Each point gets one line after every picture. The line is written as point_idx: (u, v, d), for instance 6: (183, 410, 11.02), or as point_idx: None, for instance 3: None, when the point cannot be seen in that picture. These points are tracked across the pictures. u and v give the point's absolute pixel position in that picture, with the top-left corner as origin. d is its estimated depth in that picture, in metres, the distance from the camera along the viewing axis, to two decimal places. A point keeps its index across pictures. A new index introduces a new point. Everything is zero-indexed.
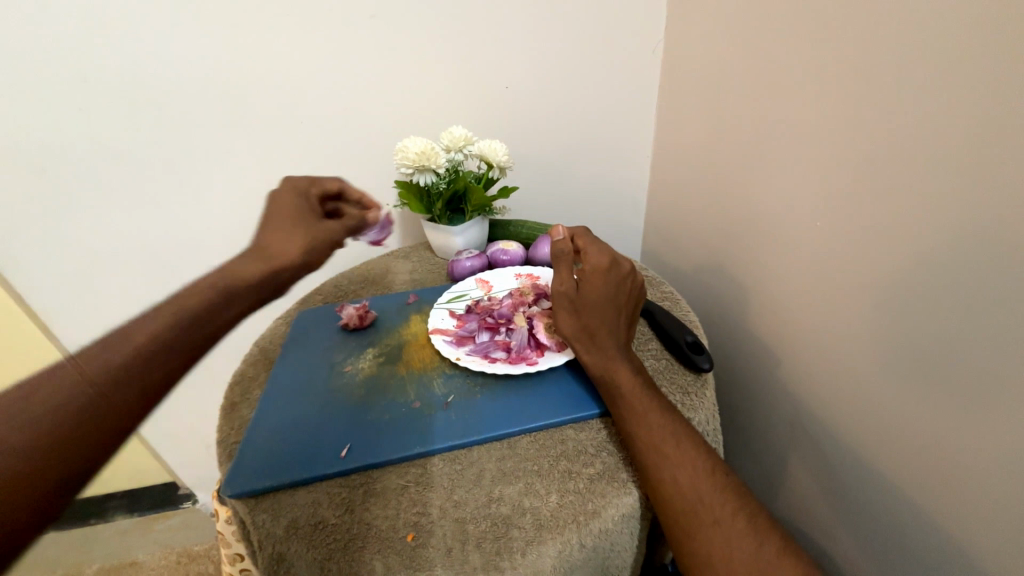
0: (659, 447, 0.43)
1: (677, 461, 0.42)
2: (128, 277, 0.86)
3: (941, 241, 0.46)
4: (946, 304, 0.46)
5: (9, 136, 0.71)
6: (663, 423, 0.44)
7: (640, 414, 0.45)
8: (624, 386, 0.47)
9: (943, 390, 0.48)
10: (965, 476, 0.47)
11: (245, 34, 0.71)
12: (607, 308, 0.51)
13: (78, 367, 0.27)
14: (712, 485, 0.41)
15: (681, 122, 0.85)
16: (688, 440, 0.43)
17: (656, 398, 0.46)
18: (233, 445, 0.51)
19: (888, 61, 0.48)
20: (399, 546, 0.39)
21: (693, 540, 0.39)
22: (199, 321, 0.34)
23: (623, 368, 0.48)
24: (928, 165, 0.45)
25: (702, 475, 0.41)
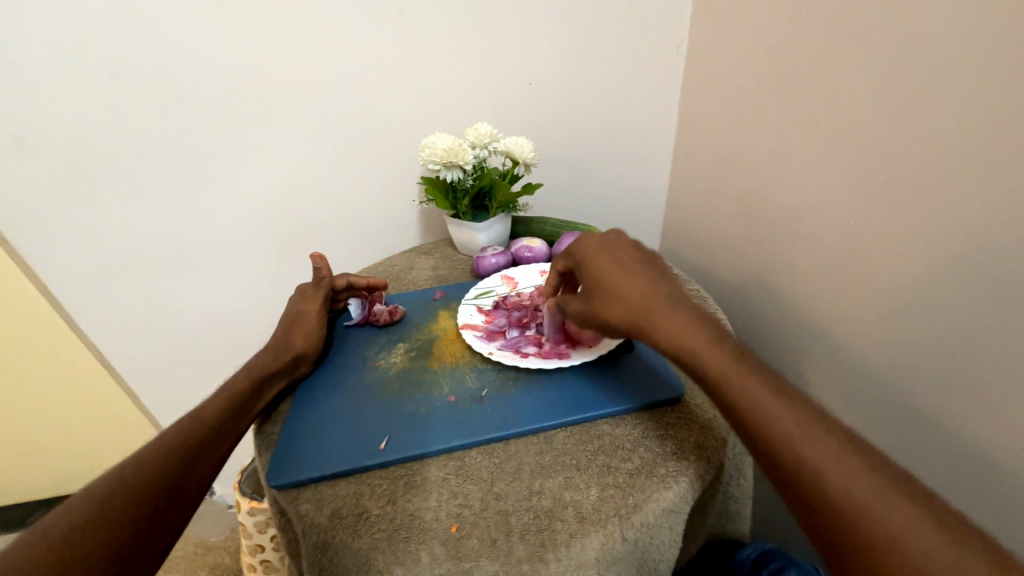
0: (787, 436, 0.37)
1: (802, 443, 0.37)
2: (152, 271, 0.87)
3: (996, 240, 0.45)
4: (1000, 304, 0.46)
5: (38, 129, 0.72)
6: (779, 408, 0.39)
7: (747, 399, 0.40)
8: (718, 368, 0.42)
9: (985, 390, 0.49)
10: (1005, 473, 0.48)
11: (272, 32, 0.72)
12: (623, 279, 0.49)
13: (171, 440, 0.46)
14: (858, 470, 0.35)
15: (703, 119, 0.84)
16: (814, 420, 0.38)
17: (762, 379, 0.41)
18: (272, 437, 0.52)
19: (928, 64, 0.48)
20: (443, 536, 0.40)
21: (854, 542, 0.33)
22: (240, 404, 0.52)
23: (712, 349, 0.43)
24: (982, 165, 0.45)
25: (842, 460, 0.35)
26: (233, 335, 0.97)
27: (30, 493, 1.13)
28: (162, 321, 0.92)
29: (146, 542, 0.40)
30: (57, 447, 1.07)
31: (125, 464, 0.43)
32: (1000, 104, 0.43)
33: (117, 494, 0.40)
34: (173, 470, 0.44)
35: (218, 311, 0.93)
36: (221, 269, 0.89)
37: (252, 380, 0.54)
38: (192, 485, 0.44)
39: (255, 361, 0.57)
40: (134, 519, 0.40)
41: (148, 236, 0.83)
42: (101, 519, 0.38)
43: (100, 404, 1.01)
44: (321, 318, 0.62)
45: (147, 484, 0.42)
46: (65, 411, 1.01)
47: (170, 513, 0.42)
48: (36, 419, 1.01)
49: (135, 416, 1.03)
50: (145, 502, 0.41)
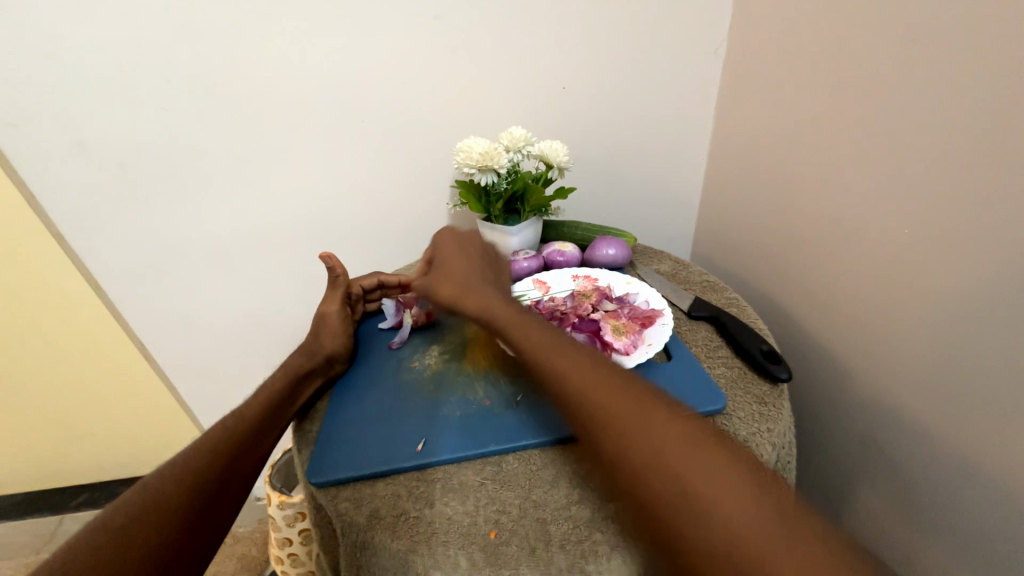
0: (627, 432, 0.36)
1: (636, 435, 0.36)
2: (194, 269, 0.90)
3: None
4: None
5: (97, 132, 0.76)
6: (627, 405, 0.38)
7: (588, 394, 0.39)
8: (563, 362, 0.42)
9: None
10: None
11: (314, 38, 0.74)
12: (473, 274, 0.57)
13: (221, 434, 0.49)
14: (698, 467, 0.33)
15: (741, 122, 0.82)
16: (661, 415, 0.37)
17: (611, 372, 0.41)
18: (310, 434, 0.53)
19: (997, 69, 0.45)
20: (481, 542, 0.39)
21: (688, 544, 0.31)
22: (282, 401, 0.54)
23: (562, 343, 0.45)
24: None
25: (686, 456, 0.34)
26: (266, 332, 0.99)
27: (76, 477, 1.19)
28: (202, 317, 0.95)
29: (202, 526, 0.42)
30: (102, 435, 1.12)
31: (174, 459, 0.45)
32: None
33: (178, 480, 0.43)
34: (223, 462, 0.46)
35: (253, 308, 0.96)
36: (258, 268, 0.92)
37: (291, 379, 0.56)
38: (241, 476, 0.47)
39: (292, 361, 0.58)
40: (192, 505, 0.42)
41: (192, 235, 0.87)
42: (162, 503, 0.40)
43: (142, 395, 1.05)
44: (346, 317, 0.63)
45: (197, 479, 0.43)
46: (110, 401, 1.06)
47: (221, 502, 0.44)
48: (85, 407, 1.07)
49: (174, 409, 1.07)
50: (200, 490, 0.43)
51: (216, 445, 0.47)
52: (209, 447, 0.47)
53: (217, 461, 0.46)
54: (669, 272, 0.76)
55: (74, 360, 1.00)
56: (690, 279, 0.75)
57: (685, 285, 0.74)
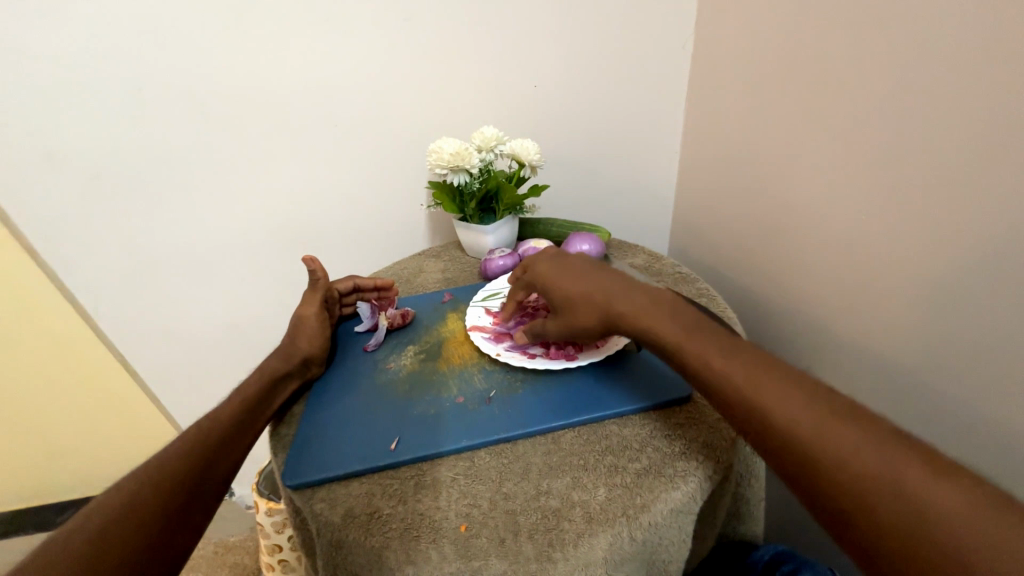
0: (814, 437, 0.35)
1: (830, 439, 0.34)
2: (170, 277, 0.89)
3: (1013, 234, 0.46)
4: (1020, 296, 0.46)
5: (63, 142, 0.75)
6: (814, 410, 0.36)
7: (768, 404, 0.37)
8: (732, 373, 0.40)
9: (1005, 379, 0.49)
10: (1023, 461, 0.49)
11: (282, 42, 0.74)
12: (601, 282, 0.51)
13: (196, 437, 0.48)
14: (903, 467, 0.32)
15: (710, 116, 0.84)
16: (845, 417, 0.35)
17: (788, 374, 0.39)
18: (286, 437, 0.54)
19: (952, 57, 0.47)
20: (452, 536, 0.40)
21: (895, 539, 0.31)
22: (257, 404, 0.54)
23: (718, 350, 0.42)
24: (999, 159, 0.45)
25: (889, 456, 0.33)
26: (248, 339, 0.99)
27: (59, 494, 1.17)
28: (182, 326, 0.95)
29: (177, 530, 0.42)
30: (84, 450, 1.11)
31: (149, 464, 0.45)
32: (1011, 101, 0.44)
33: (154, 483, 0.43)
34: (199, 465, 0.46)
35: (233, 316, 0.96)
36: (236, 274, 0.92)
37: (267, 382, 0.56)
38: (217, 479, 0.47)
39: (267, 364, 0.58)
40: (167, 509, 0.42)
41: (167, 244, 0.86)
42: (135, 508, 0.40)
43: (124, 407, 1.04)
44: (323, 320, 0.63)
45: (172, 483, 0.44)
46: (89, 413, 1.05)
47: (198, 504, 0.44)
48: (65, 422, 1.06)
49: (156, 419, 1.06)
50: (175, 493, 0.43)
51: (191, 448, 0.47)
52: (185, 450, 0.47)
53: (193, 464, 0.46)
54: (643, 265, 0.78)
55: (51, 375, 0.98)
56: (663, 271, 0.76)
57: (658, 277, 0.75)
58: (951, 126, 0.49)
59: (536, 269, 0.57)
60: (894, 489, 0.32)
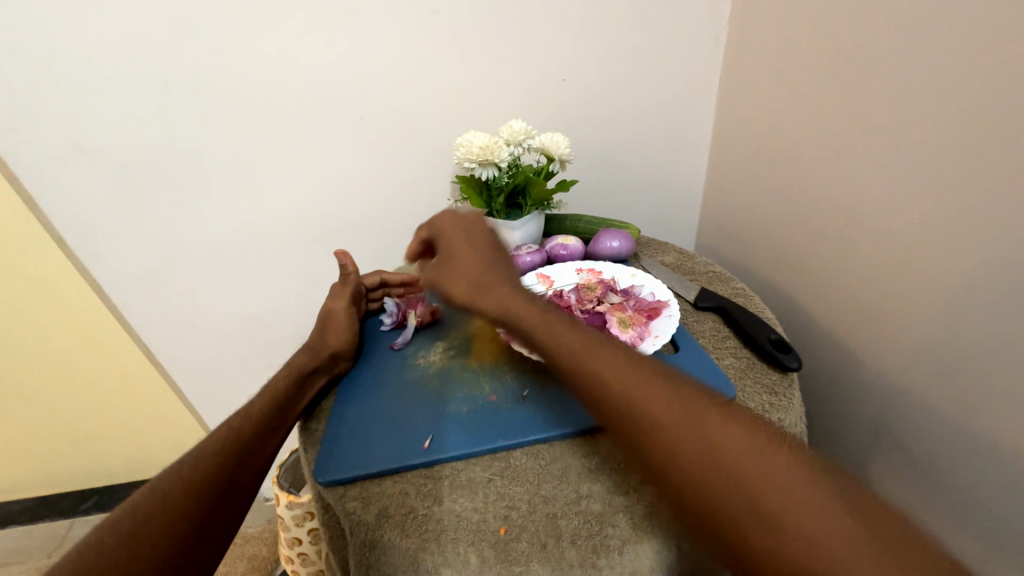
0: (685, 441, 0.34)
1: (692, 439, 0.34)
2: (195, 270, 0.90)
3: None
4: None
5: (94, 133, 0.76)
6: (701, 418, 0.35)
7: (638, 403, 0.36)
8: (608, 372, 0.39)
9: None
10: None
11: (312, 34, 0.73)
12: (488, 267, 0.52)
13: (227, 433, 0.48)
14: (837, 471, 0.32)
15: (743, 110, 0.81)
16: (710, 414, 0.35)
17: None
18: (316, 434, 0.53)
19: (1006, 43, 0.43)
20: (491, 539, 0.39)
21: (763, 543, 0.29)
22: (286, 400, 0.54)
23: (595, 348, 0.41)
24: None
25: (752, 461, 0.32)
26: (271, 333, 0.99)
27: (87, 482, 1.20)
28: (205, 319, 0.95)
29: (211, 527, 0.41)
30: (110, 439, 1.13)
31: (181, 461, 0.45)
32: None
33: (188, 479, 0.43)
34: (230, 461, 0.46)
35: (255, 310, 0.96)
36: (260, 267, 0.92)
37: (294, 378, 0.55)
38: (248, 474, 0.47)
39: (295, 359, 0.58)
40: (200, 506, 0.41)
41: (193, 238, 0.86)
42: (170, 504, 0.40)
43: (148, 399, 1.06)
44: (352, 316, 0.62)
45: (205, 479, 0.43)
46: (114, 403, 1.07)
47: (231, 501, 0.44)
48: (92, 412, 1.08)
49: (179, 410, 1.08)
50: (208, 489, 0.43)
51: (222, 445, 0.47)
52: (216, 447, 0.46)
53: (224, 460, 0.46)
54: (674, 263, 0.76)
55: (79, 365, 1.00)
56: (695, 270, 0.74)
57: (691, 276, 0.73)
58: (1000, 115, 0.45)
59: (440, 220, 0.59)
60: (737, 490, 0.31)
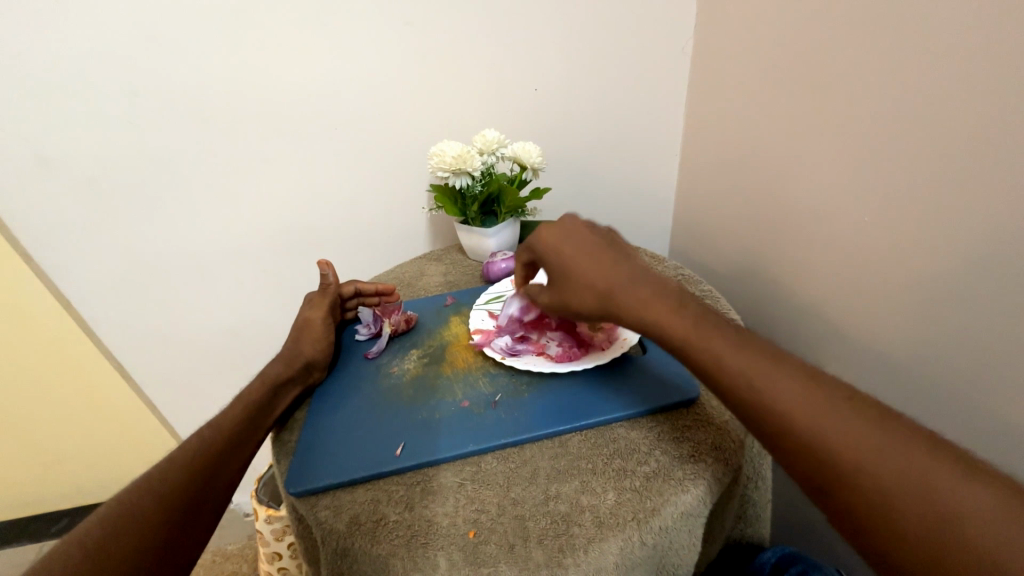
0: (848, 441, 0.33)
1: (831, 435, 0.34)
2: (168, 282, 0.88)
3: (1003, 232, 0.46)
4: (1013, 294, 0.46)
5: (60, 145, 0.74)
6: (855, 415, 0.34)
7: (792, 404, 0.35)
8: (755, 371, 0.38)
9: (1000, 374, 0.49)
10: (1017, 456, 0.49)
11: (284, 46, 0.74)
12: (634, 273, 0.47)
13: (198, 444, 0.48)
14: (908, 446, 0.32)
15: (709, 119, 0.84)
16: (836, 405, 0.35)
17: (800, 374, 0.37)
18: (290, 444, 0.53)
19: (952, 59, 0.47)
20: (460, 542, 0.40)
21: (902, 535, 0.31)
22: (259, 410, 0.53)
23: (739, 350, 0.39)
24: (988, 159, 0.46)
25: (919, 459, 0.32)
26: (248, 345, 0.98)
27: (56, 504, 1.16)
28: (179, 332, 0.94)
29: (182, 539, 0.41)
30: (79, 459, 1.09)
31: (150, 473, 0.44)
32: (997, 103, 0.44)
33: (159, 491, 0.42)
34: (203, 473, 0.46)
35: (233, 321, 0.95)
36: (235, 278, 0.91)
37: (268, 388, 0.55)
38: (220, 485, 0.46)
39: (268, 369, 0.57)
40: (170, 518, 0.41)
41: (164, 250, 0.85)
42: (140, 518, 0.40)
43: (120, 415, 1.03)
44: (327, 325, 0.62)
45: (176, 491, 0.43)
46: (84, 421, 1.04)
47: (202, 512, 0.44)
48: (60, 430, 1.04)
49: (153, 426, 1.05)
50: (179, 501, 0.42)
51: (194, 456, 0.46)
52: (188, 458, 0.46)
53: (195, 471, 0.45)
54: None
55: (46, 382, 0.97)
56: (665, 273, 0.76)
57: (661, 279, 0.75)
58: (952, 124, 0.48)
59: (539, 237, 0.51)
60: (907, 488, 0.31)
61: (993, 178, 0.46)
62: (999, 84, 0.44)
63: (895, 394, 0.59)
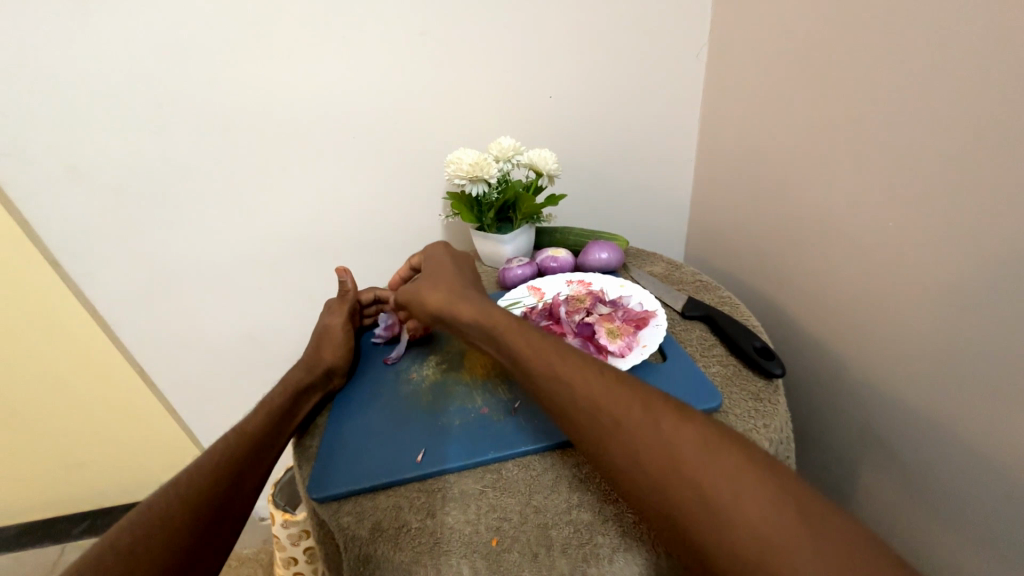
0: (661, 454, 0.35)
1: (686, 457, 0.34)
2: (189, 289, 0.90)
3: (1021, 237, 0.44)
4: None
5: (92, 156, 0.77)
6: (669, 432, 0.36)
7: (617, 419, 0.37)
8: (591, 387, 0.40)
9: None
10: None
11: (305, 58, 0.76)
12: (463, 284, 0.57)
13: (221, 449, 0.49)
14: None
15: (724, 123, 0.84)
16: None
17: None
18: (311, 450, 0.54)
19: (970, 61, 0.45)
20: (483, 550, 0.40)
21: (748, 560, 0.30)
22: (281, 416, 0.54)
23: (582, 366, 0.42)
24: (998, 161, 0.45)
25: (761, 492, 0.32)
26: (266, 350, 0.99)
27: (79, 505, 1.18)
28: (199, 337, 0.95)
29: (206, 545, 0.41)
30: (102, 461, 1.12)
31: (175, 478, 0.45)
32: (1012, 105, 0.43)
33: (185, 496, 0.43)
34: (227, 478, 0.46)
35: (252, 327, 0.96)
36: (255, 285, 0.92)
37: (289, 393, 0.56)
38: (243, 491, 0.47)
39: (290, 375, 0.58)
40: (196, 523, 0.42)
41: (187, 257, 0.87)
42: (166, 522, 0.40)
43: (141, 418, 1.05)
44: (347, 332, 0.63)
45: (201, 496, 0.44)
46: (107, 424, 1.06)
47: (226, 518, 0.44)
48: (84, 433, 1.07)
49: (173, 429, 1.07)
50: (204, 507, 0.43)
51: (218, 461, 0.47)
52: (211, 464, 0.47)
53: (219, 476, 0.46)
54: (662, 273, 0.77)
55: (72, 386, 1.00)
56: (682, 279, 0.75)
57: (679, 285, 0.75)
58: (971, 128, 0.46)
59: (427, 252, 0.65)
60: (698, 496, 0.32)
61: (1014, 187, 0.43)
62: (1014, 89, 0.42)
63: (915, 405, 0.57)
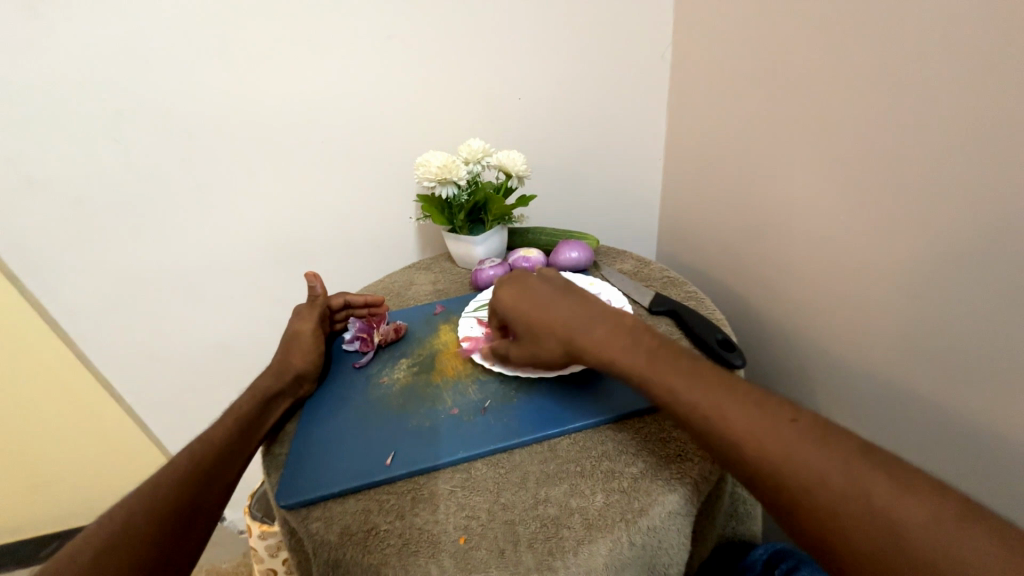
0: (879, 488, 0.33)
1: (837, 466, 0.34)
2: (156, 298, 0.88)
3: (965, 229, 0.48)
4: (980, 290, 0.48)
5: (47, 162, 0.74)
6: None
7: (827, 476, 0.34)
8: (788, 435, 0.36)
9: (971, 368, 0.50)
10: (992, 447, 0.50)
11: (270, 60, 0.75)
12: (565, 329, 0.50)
13: (189, 458, 0.48)
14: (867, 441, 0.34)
15: (690, 123, 0.86)
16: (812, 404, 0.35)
17: None
18: (281, 456, 0.53)
19: (920, 63, 0.48)
20: (452, 549, 0.40)
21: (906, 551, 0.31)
22: (251, 422, 0.53)
23: (762, 411, 0.38)
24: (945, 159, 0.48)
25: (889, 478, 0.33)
26: (239, 358, 0.97)
27: (43, 527, 1.13)
28: (168, 348, 0.93)
29: (173, 555, 0.41)
30: (67, 480, 1.07)
31: (140, 489, 0.44)
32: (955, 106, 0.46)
33: (151, 507, 0.42)
34: (196, 486, 0.45)
35: (222, 335, 0.94)
36: (225, 292, 0.90)
37: (258, 400, 0.55)
38: (213, 499, 0.46)
39: (259, 382, 0.57)
40: (163, 533, 0.41)
41: (151, 265, 0.85)
42: (131, 533, 0.40)
43: (108, 433, 1.02)
44: (317, 337, 0.63)
45: (168, 506, 0.43)
46: (72, 441, 1.02)
47: (194, 528, 0.43)
48: (46, 451, 1.03)
49: (143, 443, 1.04)
50: (171, 516, 0.42)
51: (185, 470, 0.46)
52: (178, 472, 0.46)
53: (186, 485, 0.45)
54: (631, 271, 0.79)
55: (32, 403, 0.95)
56: (651, 276, 0.77)
57: (647, 281, 0.77)
58: (925, 128, 0.49)
59: (495, 304, 0.57)
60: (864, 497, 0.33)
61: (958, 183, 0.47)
62: (965, 90, 0.45)
63: (877, 390, 0.61)
